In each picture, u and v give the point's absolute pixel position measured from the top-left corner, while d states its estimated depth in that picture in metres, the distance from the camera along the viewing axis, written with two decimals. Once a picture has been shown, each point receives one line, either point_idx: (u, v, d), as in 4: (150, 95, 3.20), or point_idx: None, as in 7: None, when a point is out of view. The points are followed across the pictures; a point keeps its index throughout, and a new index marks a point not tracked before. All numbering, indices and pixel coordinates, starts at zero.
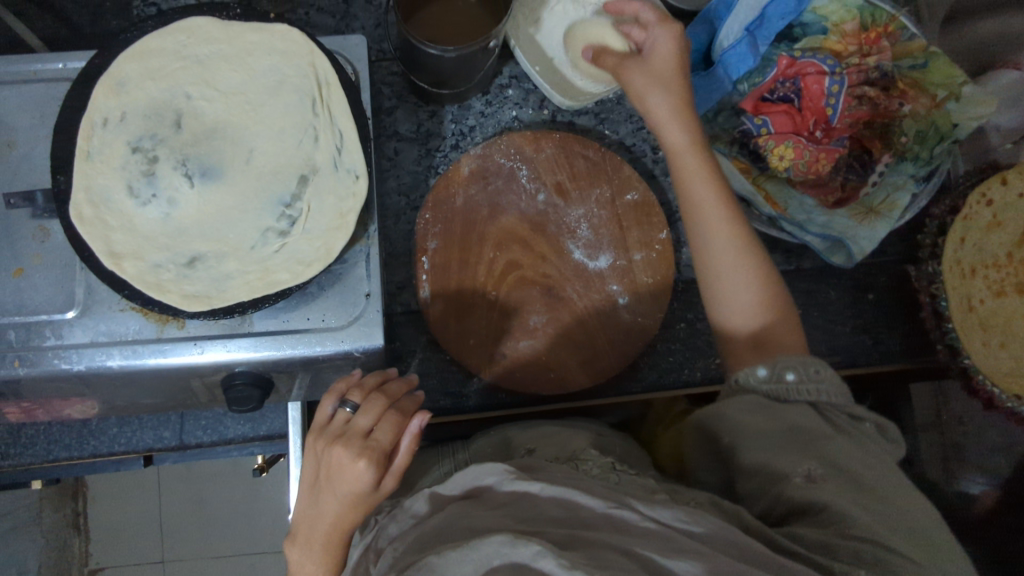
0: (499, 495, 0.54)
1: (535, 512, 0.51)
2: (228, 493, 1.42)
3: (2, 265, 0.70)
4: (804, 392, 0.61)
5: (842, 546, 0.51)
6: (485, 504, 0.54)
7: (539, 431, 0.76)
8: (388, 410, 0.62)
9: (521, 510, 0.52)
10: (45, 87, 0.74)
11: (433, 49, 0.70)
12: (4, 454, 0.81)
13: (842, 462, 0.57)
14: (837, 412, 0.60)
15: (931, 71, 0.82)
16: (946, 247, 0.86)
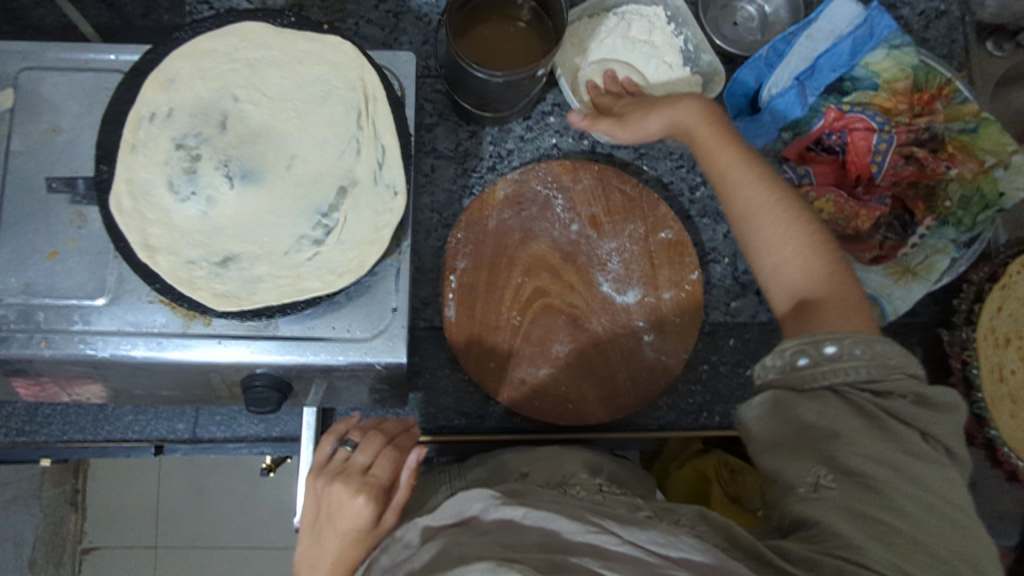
0: (486, 522, 0.55)
1: (522, 538, 0.52)
2: (227, 490, 1.39)
3: (37, 247, 0.71)
4: (821, 376, 0.60)
5: (825, 561, 0.51)
6: (473, 532, 0.54)
7: (542, 452, 0.77)
8: (387, 447, 0.67)
9: (508, 536, 0.53)
10: (95, 76, 0.75)
11: (481, 72, 0.71)
12: (20, 430, 0.82)
13: (860, 468, 0.55)
14: (857, 394, 0.59)
15: (981, 137, 0.81)
16: (982, 315, 0.82)
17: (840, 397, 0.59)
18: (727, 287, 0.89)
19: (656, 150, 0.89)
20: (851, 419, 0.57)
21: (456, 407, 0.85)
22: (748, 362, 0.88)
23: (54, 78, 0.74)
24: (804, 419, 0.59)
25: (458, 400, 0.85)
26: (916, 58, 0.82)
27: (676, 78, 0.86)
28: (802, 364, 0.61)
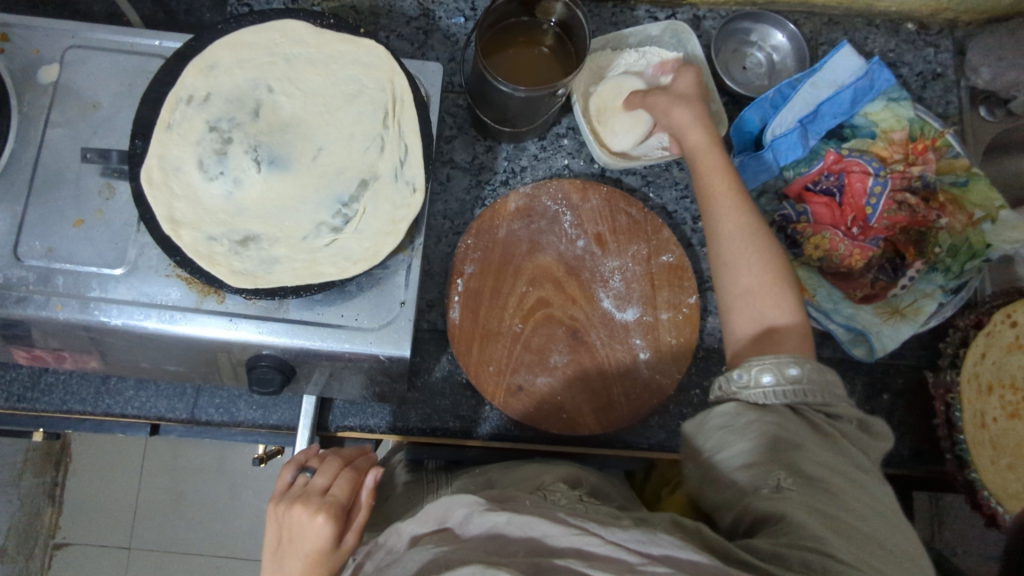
0: (469, 529, 0.53)
1: (508, 544, 0.50)
2: (208, 492, 1.37)
3: (65, 214, 0.74)
4: (781, 393, 0.62)
5: (792, 554, 0.51)
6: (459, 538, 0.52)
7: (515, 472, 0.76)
8: (343, 470, 0.66)
9: (494, 546, 0.50)
10: (138, 60, 0.79)
11: (505, 86, 0.74)
12: (20, 397, 0.82)
13: (818, 474, 0.57)
14: (812, 412, 0.62)
15: (970, 191, 0.86)
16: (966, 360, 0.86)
17: (798, 414, 0.61)
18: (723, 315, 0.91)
19: (662, 179, 0.94)
20: (809, 432, 0.60)
21: (451, 409, 0.87)
22: None
23: (99, 57, 0.78)
24: (762, 431, 0.60)
25: (454, 402, 0.87)
26: (912, 112, 0.87)
27: None
28: (760, 382, 0.63)
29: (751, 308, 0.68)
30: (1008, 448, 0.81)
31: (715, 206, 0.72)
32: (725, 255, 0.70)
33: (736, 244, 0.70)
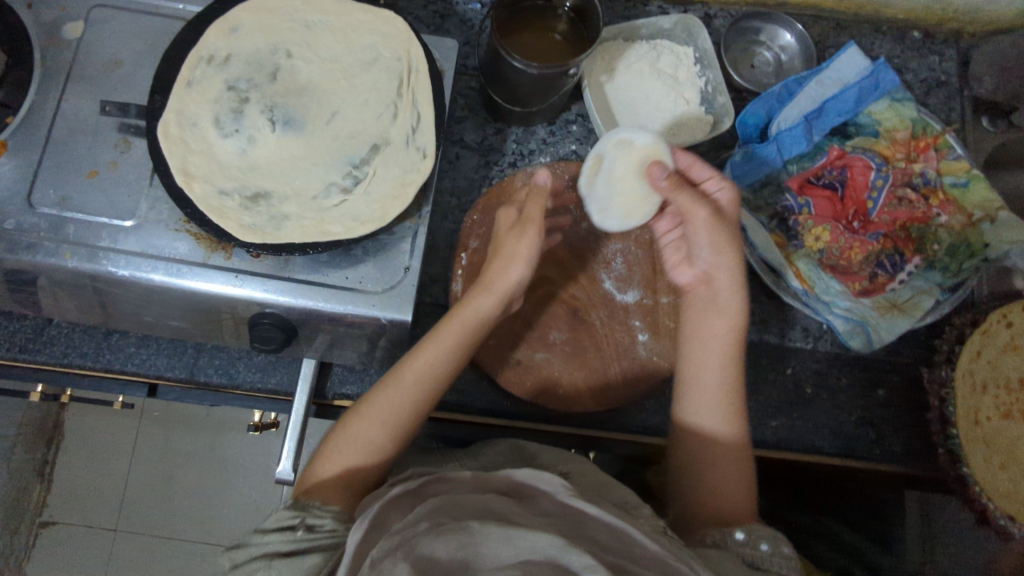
0: (548, 505, 0.54)
1: (582, 531, 0.51)
2: (200, 480, 1.28)
3: (80, 164, 0.75)
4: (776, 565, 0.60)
5: None
6: (531, 507, 0.54)
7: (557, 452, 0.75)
8: (525, 227, 0.75)
9: (569, 526, 0.51)
10: (161, 22, 0.80)
11: (518, 62, 0.76)
12: (22, 348, 0.83)
13: None
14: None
15: (970, 192, 0.88)
16: (962, 358, 0.87)
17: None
18: None
19: None
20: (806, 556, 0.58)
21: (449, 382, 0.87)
22: None
23: (123, 17, 0.80)
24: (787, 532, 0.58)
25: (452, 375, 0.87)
26: (915, 112, 0.90)
27: (690, 113, 0.91)
28: (757, 547, 0.61)
29: (706, 438, 0.70)
30: (1000, 445, 0.82)
31: (696, 407, 0.71)
32: (697, 379, 0.72)
33: (713, 445, 0.70)
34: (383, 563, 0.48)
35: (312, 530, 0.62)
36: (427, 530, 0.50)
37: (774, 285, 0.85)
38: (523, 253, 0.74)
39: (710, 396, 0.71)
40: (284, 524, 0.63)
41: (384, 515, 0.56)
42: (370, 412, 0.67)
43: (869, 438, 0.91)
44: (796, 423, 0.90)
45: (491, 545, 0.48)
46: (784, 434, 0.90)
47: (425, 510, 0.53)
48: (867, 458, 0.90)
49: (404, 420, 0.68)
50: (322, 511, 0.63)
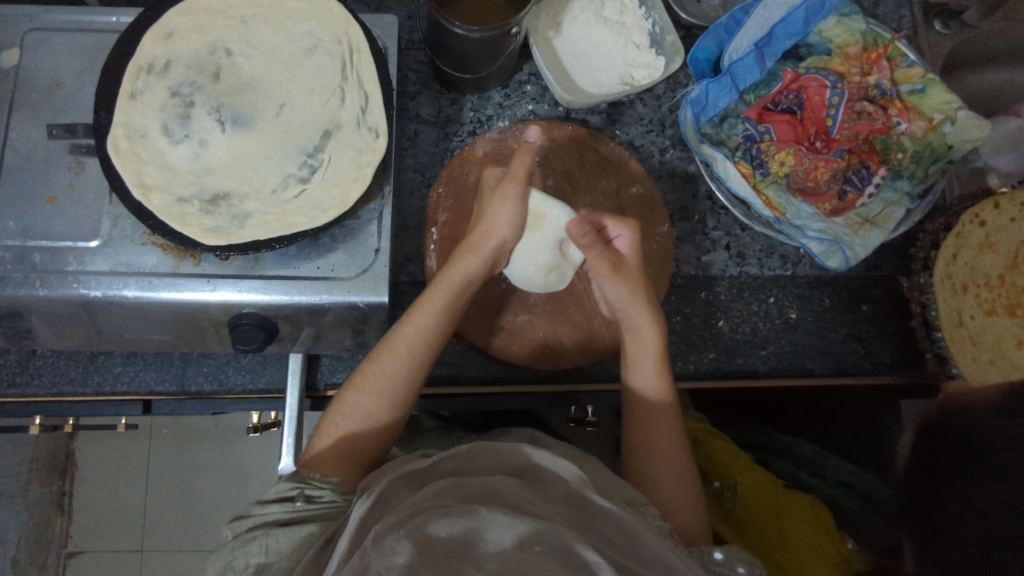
0: (560, 493, 0.56)
1: (590, 523, 0.53)
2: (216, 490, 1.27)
3: (36, 192, 0.74)
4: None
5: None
6: (540, 492, 0.55)
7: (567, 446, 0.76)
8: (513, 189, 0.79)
9: (579, 516, 0.54)
10: (96, 37, 0.79)
11: (460, 28, 0.75)
12: (11, 382, 0.83)
13: None
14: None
15: (928, 97, 0.86)
16: (940, 262, 0.89)
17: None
18: (697, 243, 0.92)
19: (627, 116, 0.95)
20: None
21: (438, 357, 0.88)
22: (719, 312, 0.91)
23: (57, 37, 0.78)
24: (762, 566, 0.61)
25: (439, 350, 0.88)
26: (864, 24, 0.89)
27: (643, 57, 0.90)
28: (733, 569, 0.64)
29: (645, 410, 0.76)
30: (986, 344, 0.79)
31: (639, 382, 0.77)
32: (637, 356, 0.77)
33: (655, 452, 0.74)
34: (385, 539, 0.47)
35: (309, 501, 0.64)
36: (433, 508, 0.50)
37: (745, 216, 0.87)
38: (504, 219, 0.79)
39: (651, 408, 0.75)
40: (283, 496, 0.64)
41: (389, 493, 0.56)
42: (367, 383, 0.71)
43: (858, 353, 0.92)
44: (785, 349, 0.91)
45: (497, 530, 0.48)
46: (775, 362, 0.90)
47: (435, 490, 0.53)
48: (859, 375, 0.91)
49: (401, 385, 0.71)
50: (321, 481, 0.66)
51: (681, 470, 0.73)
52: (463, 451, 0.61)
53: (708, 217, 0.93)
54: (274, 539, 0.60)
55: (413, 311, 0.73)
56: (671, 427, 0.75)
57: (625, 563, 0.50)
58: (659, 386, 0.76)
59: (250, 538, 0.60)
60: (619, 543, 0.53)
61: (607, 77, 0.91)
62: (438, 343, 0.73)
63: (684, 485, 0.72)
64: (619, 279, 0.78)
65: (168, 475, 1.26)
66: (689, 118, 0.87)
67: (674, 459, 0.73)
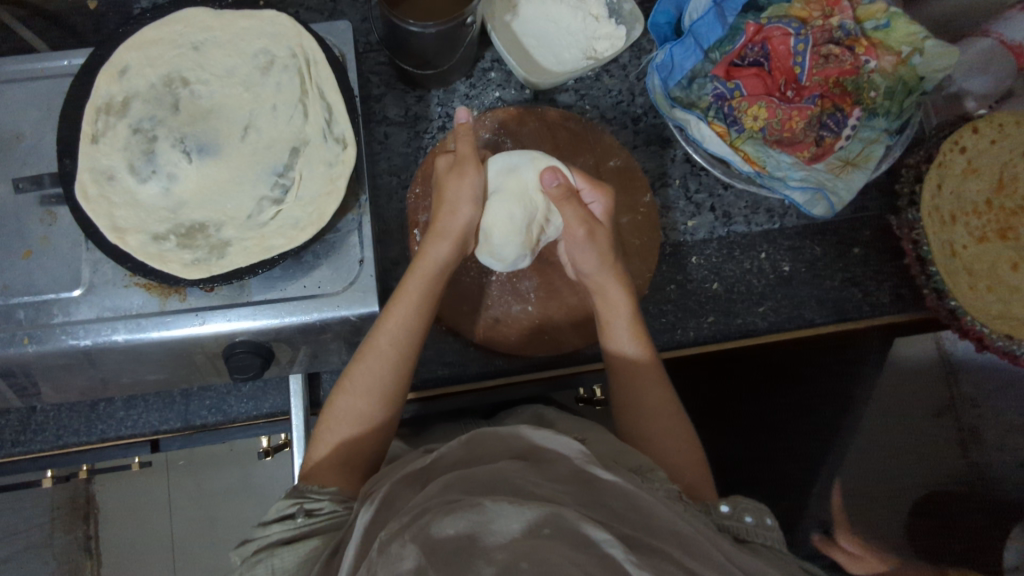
0: (561, 469, 0.56)
1: (597, 498, 0.53)
2: (241, 518, 1.27)
3: (11, 248, 0.73)
4: (762, 533, 0.62)
5: None
6: (544, 474, 0.55)
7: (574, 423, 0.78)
8: (466, 165, 0.78)
9: (586, 494, 0.53)
10: (50, 84, 0.77)
11: (413, 25, 0.74)
12: (16, 441, 0.83)
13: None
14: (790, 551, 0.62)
15: (893, 31, 0.86)
16: (924, 193, 0.86)
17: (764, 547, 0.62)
18: (682, 208, 0.92)
19: (596, 90, 0.94)
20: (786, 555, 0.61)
21: (438, 358, 0.88)
22: (712, 276, 0.90)
23: (11, 90, 0.76)
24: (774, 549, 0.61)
25: (438, 350, 0.88)
26: None
27: (603, 28, 0.89)
28: (742, 520, 0.63)
29: (631, 372, 0.75)
30: (983, 271, 0.82)
31: (617, 342, 0.77)
32: (611, 316, 0.78)
33: (647, 407, 0.73)
34: (391, 546, 0.47)
35: (310, 515, 0.63)
36: (438, 506, 0.50)
37: (726, 174, 0.88)
38: (466, 194, 0.78)
39: (636, 368, 0.75)
40: (284, 514, 0.63)
41: (394, 496, 0.56)
42: (354, 387, 0.70)
43: (855, 296, 0.92)
44: (783, 303, 0.91)
45: (502, 519, 0.48)
46: (774, 317, 0.91)
47: (436, 489, 0.53)
48: (858, 317, 0.92)
49: (389, 383, 0.71)
50: (320, 493, 0.64)
51: (674, 422, 0.73)
52: (463, 442, 0.60)
53: (689, 180, 0.93)
54: (279, 561, 0.60)
55: (391, 308, 0.73)
56: (657, 381, 0.75)
57: (634, 534, 0.50)
58: (638, 345, 0.76)
59: (255, 562, 0.60)
60: (629, 516, 0.52)
61: (570, 53, 0.89)
62: (420, 336, 0.73)
63: (680, 438, 0.72)
64: (591, 245, 0.76)
65: (190, 507, 1.26)
66: (656, 85, 0.86)
67: (665, 413, 0.73)
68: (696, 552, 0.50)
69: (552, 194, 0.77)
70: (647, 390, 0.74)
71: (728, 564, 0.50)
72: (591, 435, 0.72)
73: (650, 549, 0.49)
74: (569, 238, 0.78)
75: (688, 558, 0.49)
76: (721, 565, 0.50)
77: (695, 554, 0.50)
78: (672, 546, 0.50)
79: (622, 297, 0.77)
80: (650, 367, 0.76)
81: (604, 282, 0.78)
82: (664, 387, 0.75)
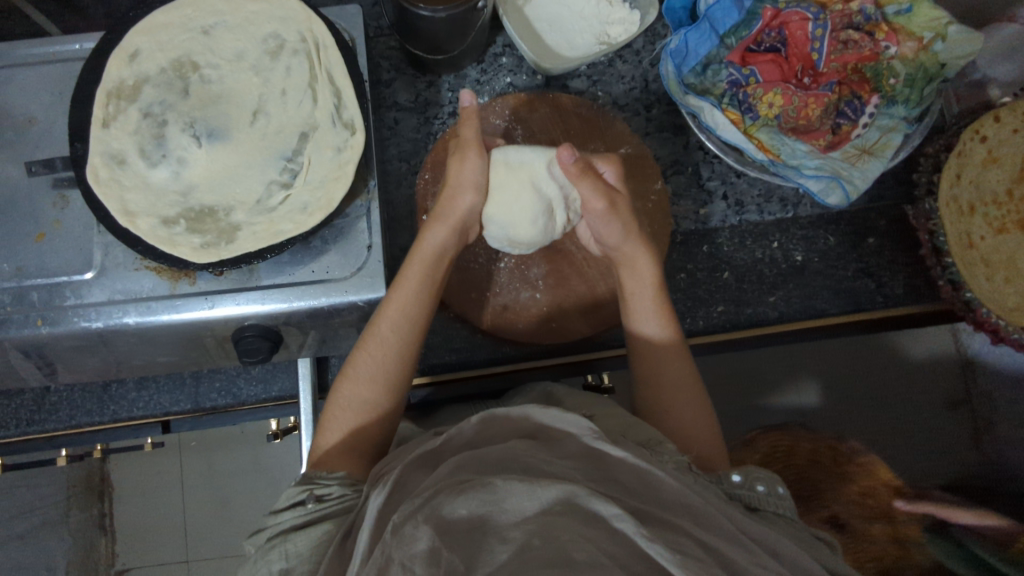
0: (570, 447, 0.56)
1: (607, 475, 0.53)
2: (253, 498, 1.29)
3: (24, 231, 0.73)
4: (772, 503, 0.63)
5: None
6: (554, 450, 0.55)
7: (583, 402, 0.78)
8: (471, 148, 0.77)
9: (595, 473, 0.53)
10: (63, 68, 0.77)
11: (424, 9, 0.73)
12: (30, 421, 0.84)
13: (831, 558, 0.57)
14: (803, 528, 0.62)
15: (916, 16, 0.83)
16: (943, 187, 0.83)
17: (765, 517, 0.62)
18: (694, 196, 0.91)
19: (608, 75, 0.93)
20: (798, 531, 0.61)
21: (446, 344, 0.88)
22: (723, 264, 0.89)
23: (24, 72, 0.77)
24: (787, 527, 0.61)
25: (447, 336, 0.88)
26: None
27: (616, 13, 0.87)
28: (753, 489, 0.64)
29: (654, 349, 0.75)
30: (1000, 262, 0.82)
31: (640, 318, 0.76)
32: (635, 291, 0.76)
33: (665, 384, 0.73)
34: (405, 527, 0.47)
35: (321, 501, 0.63)
36: (449, 486, 0.50)
37: (739, 162, 0.86)
38: (467, 179, 0.78)
39: (653, 347, 0.75)
40: (295, 501, 0.63)
41: (405, 478, 0.56)
42: (360, 371, 0.71)
43: (869, 288, 0.90)
44: (795, 294, 0.89)
45: (515, 498, 0.48)
46: (785, 308, 0.89)
47: (448, 469, 0.53)
48: (872, 309, 0.90)
49: (394, 366, 0.71)
50: (330, 478, 0.65)
51: (694, 397, 0.73)
52: (481, 422, 0.59)
53: (702, 168, 0.91)
54: (293, 545, 0.60)
55: (394, 288, 0.72)
56: (679, 359, 0.74)
57: (645, 508, 0.50)
58: (661, 323, 0.75)
59: (269, 547, 0.61)
60: (639, 491, 0.52)
61: (583, 38, 0.88)
62: (423, 316, 0.73)
63: (699, 412, 0.72)
64: (615, 217, 0.76)
65: (203, 481, 1.28)
66: (670, 72, 0.84)
67: (686, 388, 0.73)
68: (707, 523, 0.50)
69: (569, 172, 0.76)
70: (668, 367, 0.74)
71: (739, 535, 0.50)
72: (600, 410, 0.73)
73: (662, 523, 0.49)
74: (589, 211, 0.77)
75: (698, 530, 0.49)
76: (731, 536, 0.50)
77: (705, 526, 0.50)
78: (682, 519, 0.50)
79: (650, 270, 0.76)
80: (672, 343, 0.75)
81: (630, 256, 0.77)
82: (687, 363, 0.74)
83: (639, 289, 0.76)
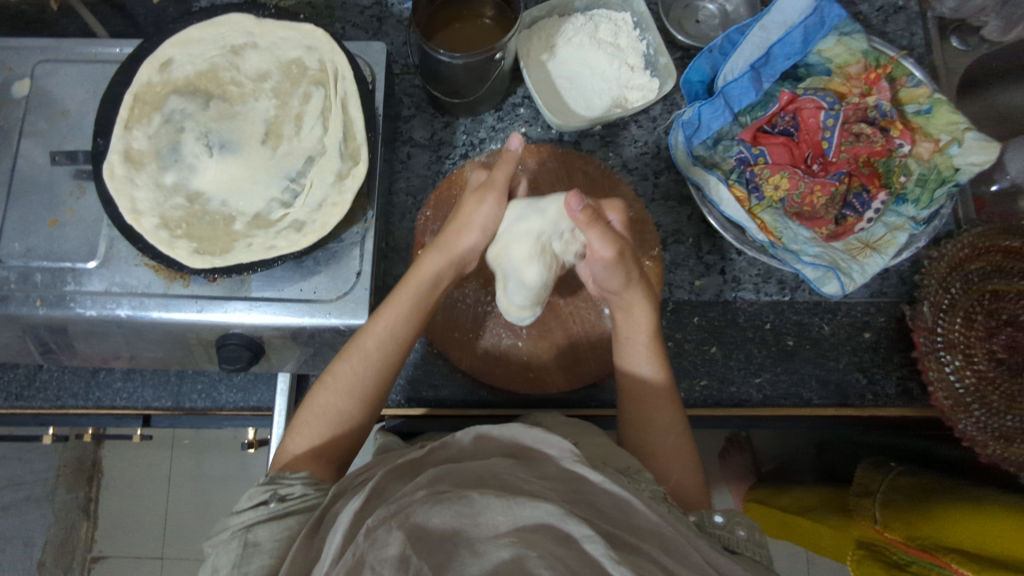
0: (550, 469, 0.54)
1: (583, 496, 0.51)
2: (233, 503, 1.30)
3: (39, 215, 0.77)
4: (751, 550, 0.62)
5: None
6: (534, 471, 0.54)
7: (569, 423, 0.75)
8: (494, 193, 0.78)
9: (571, 490, 0.52)
10: (101, 67, 0.82)
11: (443, 55, 0.75)
12: (19, 395, 0.87)
13: None
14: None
15: (935, 117, 0.84)
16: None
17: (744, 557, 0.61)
18: (691, 267, 0.90)
19: (622, 138, 0.94)
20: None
21: (425, 380, 0.88)
22: (712, 339, 0.88)
23: (67, 67, 0.81)
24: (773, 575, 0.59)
25: (426, 372, 0.88)
26: (865, 43, 0.86)
27: (637, 79, 0.89)
28: (733, 531, 0.63)
29: (646, 392, 0.74)
30: None
31: (631, 360, 0.75)
32: (629, 334, 0.75)
33: (653, 426, 0.73)
34: (377, 531, 0.45)
35: (283, 500, 0.62)
36: (425, 497, 0.48)
37: (739, 241, 0.83)
38: (478, 221, 0.78)
39: (647, 390, 0.74)
40: (257, 501, 0.62)
41: (381, 487, 0.54)
42: (340, 378, 0.71)
43: (860, 382, 0.88)
44: (782, 378, 0.88)
45: (489, 513, 0.47)
46: (771, 391, 0.88)
47: (424, 481, 0.51)
48: (862, 406, 0.88)
49: (373, 380, 0.71)
50: (293, 478, 0.64)
51: (682, 440, 0.73)
52: (473, 439, 0.59)
53: (703, 240, 0.91)
54: (254, 535, 0.59)
55: (382, 308, 0.73)
56: (667, 407, 0.73)
57: (616, 533, 0.48)
58: (654, 366, 0.75)
59: (228, 540, 0.59)
60: (613, 515, 0.50)
61: (600, 99, 0.90)
62: (410, 335, 0.74)
63: (685, 453, 0.73)
64: (618, 269, 0.72)
65: (189, 484, 1.30)
66: (679, 141, 0.85)
67: (675, 431, 0.73)
68: (678, 555, 0.49)
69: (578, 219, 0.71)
70: (660, 411, 0.73)
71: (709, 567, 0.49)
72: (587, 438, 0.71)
73: (633, 550, 0.47)
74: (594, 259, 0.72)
75: (665, 557, 0.47)
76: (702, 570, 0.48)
77: (673, 556, 0.49)
78: (650, 545, 0.48)
79: (646, 316, 0.75)
80: (663, 385, 0.74)
81: (634, 303, 0.75)
82: (677, 408, 0.74)
83: (633, 334, 0.75)
